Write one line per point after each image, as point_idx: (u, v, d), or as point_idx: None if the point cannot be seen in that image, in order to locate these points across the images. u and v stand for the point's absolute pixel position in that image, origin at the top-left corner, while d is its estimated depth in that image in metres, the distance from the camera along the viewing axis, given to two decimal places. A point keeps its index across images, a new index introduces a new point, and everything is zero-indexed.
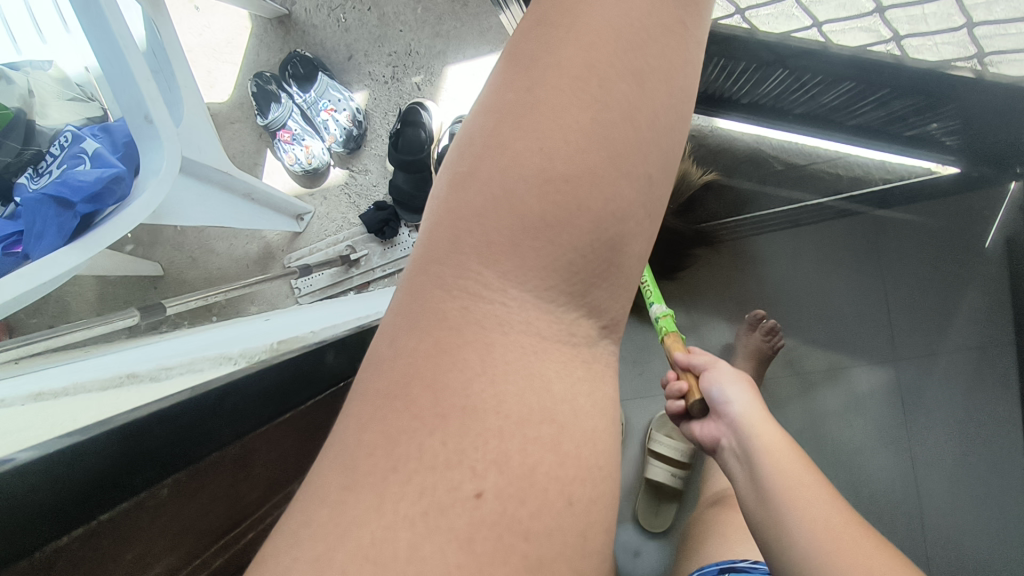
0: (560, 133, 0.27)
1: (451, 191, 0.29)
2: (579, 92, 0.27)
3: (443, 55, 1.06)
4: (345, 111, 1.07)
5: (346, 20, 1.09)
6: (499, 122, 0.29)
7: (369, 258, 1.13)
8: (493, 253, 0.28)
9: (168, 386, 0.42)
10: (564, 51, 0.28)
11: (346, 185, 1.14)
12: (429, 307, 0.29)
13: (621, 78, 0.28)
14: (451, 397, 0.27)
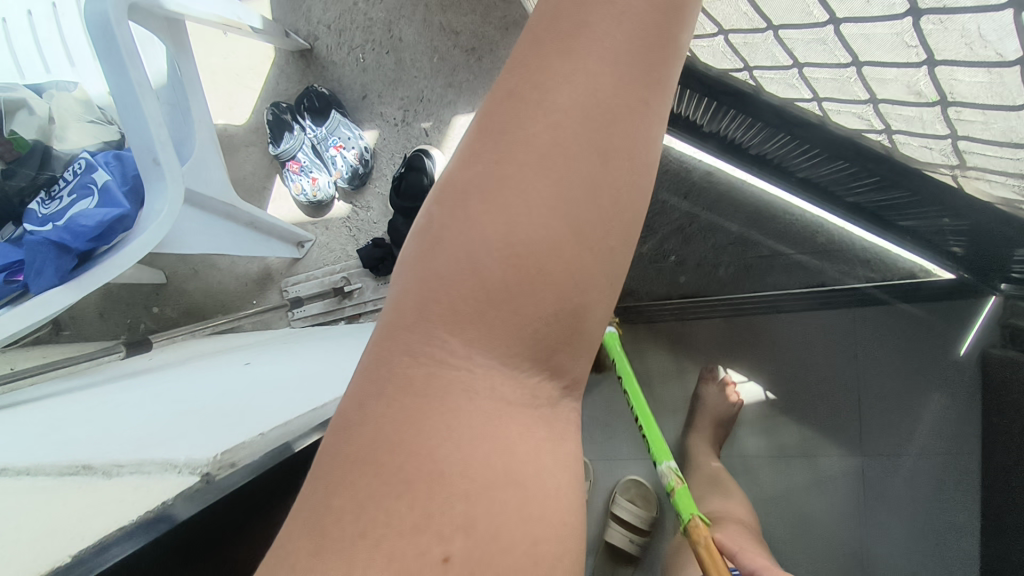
0: (523, 211, 0.27)
1: (417, 258, 0.29)
2: (543, 167, 0.27)
3: (453, 105, 1.10)
4: (353, 150, 1.11)
5: (365, 60, 1.14)
6: (467, 193, 0.29)
7: (363, 291, 1.15)
8: (458, 320, 0.28)
9: (107, 500, 0.36)
10: (534, 127, 0.28)
11: (348, 219, 1.17)
12: (390, 367, 0.29)
13: (586, 154, 0.28)
14: (418, 461, 0.26)
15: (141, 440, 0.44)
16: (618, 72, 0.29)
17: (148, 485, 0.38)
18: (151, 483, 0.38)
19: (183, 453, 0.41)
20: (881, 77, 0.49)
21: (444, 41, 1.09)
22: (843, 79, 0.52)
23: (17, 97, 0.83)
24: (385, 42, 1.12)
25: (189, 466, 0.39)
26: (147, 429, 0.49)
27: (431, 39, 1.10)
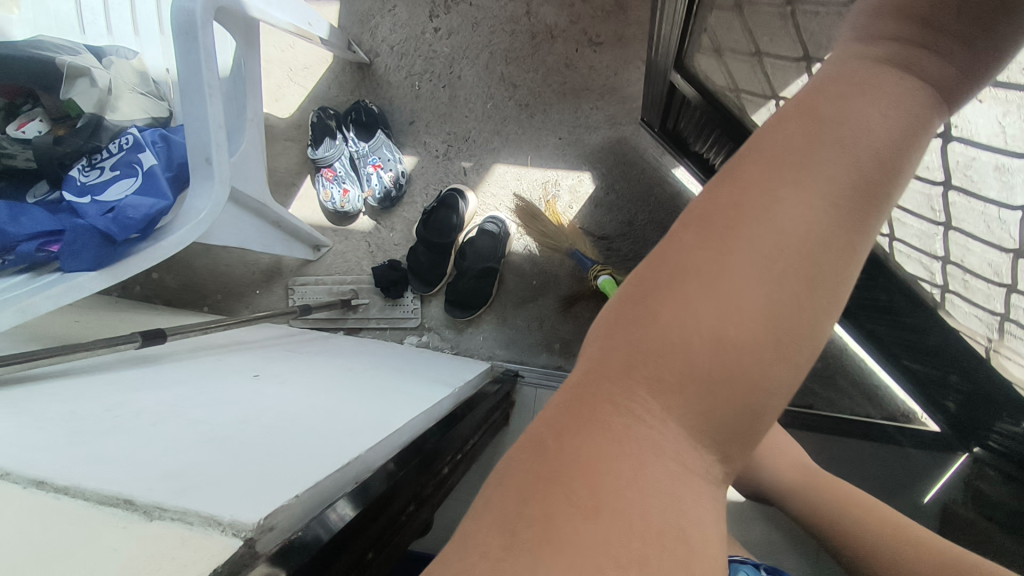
0: (736, 299, 0.27)
1: (621, 312, 0.30)
2: (757, 261, 0.27)
3: (497, 153, 1.14)
4: (389, 172, 1.13)
5: (420, 88, 1.17)
6: (680, 273, 0.29)
7: (368, 307, 1.18)
8: (654, 388, 0.28)
9: (153, 551, 0.37)
10: (754, 221, 0.28)
11: (368, 235, 1.19)
12: (577, 404, 0.29)
13: (805, 265, 0.27)
14: (609, 491, 0.26)
15: (185, 475, 0.45)
16: (851, 187, 0.28)
17: (198, 538, 0.38)
18: (200, 539, 0.38)
19: (233, 502, 0.41)
20: (965, 245, 0.53)
21: (501, 89, 1.14)
22: (927, 233, 0.57)
23: (82, 65, 0.82)
24: (444, 76, 1.16)
25: (238, 528, 0.38)
26: (194, 463, 0.47)
27: (489, 84, 1.14)
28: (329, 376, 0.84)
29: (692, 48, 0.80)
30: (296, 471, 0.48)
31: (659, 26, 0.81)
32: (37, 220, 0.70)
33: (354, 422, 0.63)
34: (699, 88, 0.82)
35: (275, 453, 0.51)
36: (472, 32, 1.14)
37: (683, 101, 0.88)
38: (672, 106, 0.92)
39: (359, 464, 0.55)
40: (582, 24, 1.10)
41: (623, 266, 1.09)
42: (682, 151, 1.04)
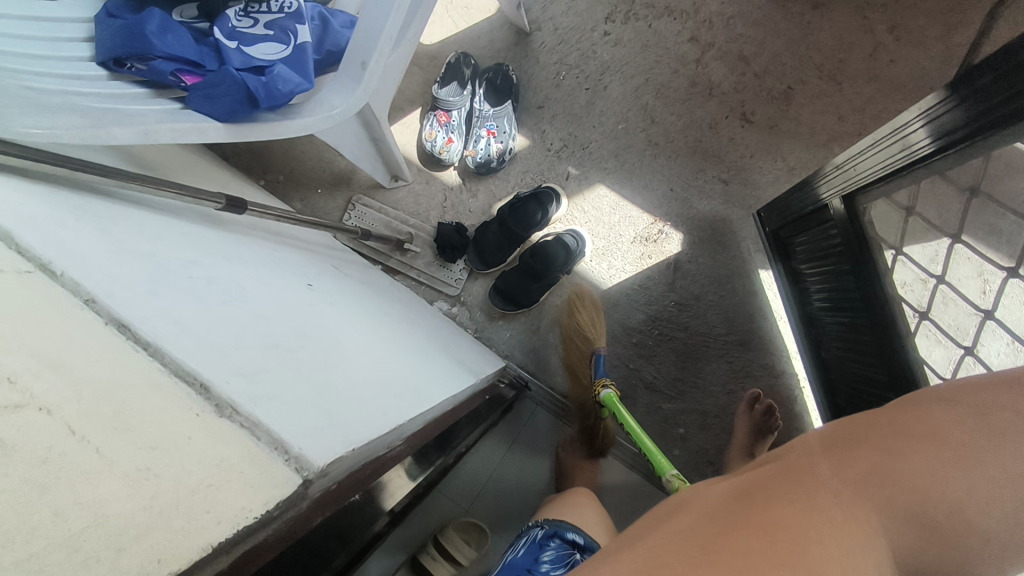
0: (940, 474, 0.40)
1: (850, 451, 0.43)
2: (990, 465, 0.41)
3: (605, 174, 1.14)
4: (500, 143, 1.12)
5: (563, 80, 1.16)
6: (896, 446, 0.43)
7: (416, 256, 1.16)
8: (861, 499, 0.39)
9: (227, 462, 0.34)
10: (957, 440, 0.43)
11: (450, 190, 1.18)
12: (792, 486, 0.41)
13: (992, 475, 0.41)
14: (803, 547, 0.35)
15: (262, 377, 0.42)
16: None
17: (262, 459, 0.34)
18: (264, 462, 0.34)
19: (304, 430, 0.38)
20: None
21: (638, 119, 1.14)
22: None
23: None
24: (592, 80, 1.15)
25: (304, 467, 0.35)
26: (268, 366, 0.45)
27: (630, 107, 1.14)
28: (372, 315, 0.82)
29: (861, 194, 0.77)
30: (355, 427, 0.46)
31: (848, 158, 0.76)
32: (183, 47, 0.68)
33: (402, 385, 0.62)
34: (850, 227, 0.79)
35: (336, 392, 0.49)
36: (638, 53, 1.15)
37: (825, 223, 0.86)
38: (808, 221, 0.90)
39: (394, 430, 0.54)
40: (743, 97, 1.11)
41: (671, 333, 1.09)
42: (778, 261, 1.03)
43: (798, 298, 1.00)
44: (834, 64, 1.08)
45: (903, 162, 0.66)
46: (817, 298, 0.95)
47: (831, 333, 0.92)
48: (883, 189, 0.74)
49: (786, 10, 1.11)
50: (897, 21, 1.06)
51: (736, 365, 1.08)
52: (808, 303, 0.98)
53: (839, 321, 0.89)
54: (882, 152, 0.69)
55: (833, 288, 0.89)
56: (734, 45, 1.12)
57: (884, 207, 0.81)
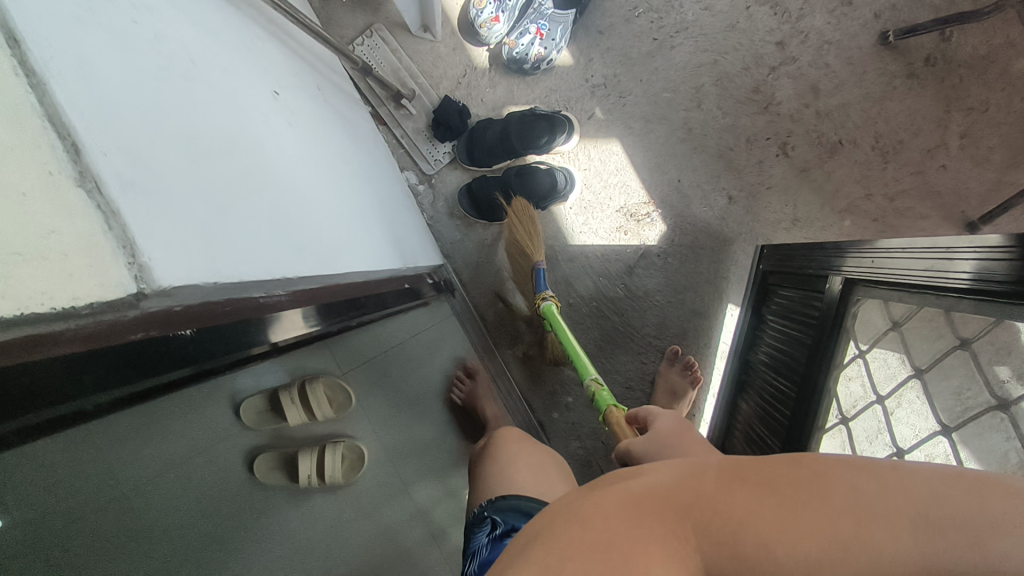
0: (765, 512, 0.33)
1: (708, 474, 0.37)
2: (838, 518, 0.32)
3: (626, 132, 1.08)
4: (542, 49, 1.04)
5: (636, 18, 1.08)
6: (749, 477, 0.36)
7: (408, 118, 1.11)
8: (679, 528, 0.33)
9: (53, 228, 0.30)
10: (818, 482, 0.35)
11: (472, 69, 1.10)
12: (632, 501, 0.35)
13: (829, 524, 0.32)
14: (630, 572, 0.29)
15: (159, 170, 0.38)
16: (904, 513, 0.32)
17: (102, 252, 0.31)
18: (102, 257, 0.31)
19: (165, 243, 0.35)
20: None
21: (685, 95, 1.07)
22: None
23: None
24: (663, 33, 1.07)
25: (146, 281, 0.33)
26: (178, 160, 0.41)
27: (684, 80, 1.07)
28: (331, 152, 0.78)
29: (856, 286, 0.73)
30: (236, 272, 0.43)
31: (879, 251, 0.66)
32: None
33: (317, 242, 0.60)
34: (833, 313, 0.77)
35: (235, 220, 0.46)
36: (721, 29, 1.06)
37: (813, 294, 0.83)
38: (799, 282, 0.87)
39: (278, 280, 0.51)
40: (795, 127, 1.05)
41: (605, 311, 1.09)
42: (753, 299, 1.02)
43: (753, 339, 1.01)
44: (894, 140, 1.03)
45: (927, 282, 0.59)
46: (767, 349, 0.95)
47: (761, 385, 0.94)
48: (876, 293, 0.69)
49: (882, 63, 1.03)
50: (971, 131, 1.01)
51: (646, 367, 1.09)
52: (755, 349, 0.99)
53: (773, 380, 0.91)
54: (914, 261, 0.61)
55: (784, 351, 0.89)
56: (814, 71, 1.04)
57: (870, 310, 0.74)
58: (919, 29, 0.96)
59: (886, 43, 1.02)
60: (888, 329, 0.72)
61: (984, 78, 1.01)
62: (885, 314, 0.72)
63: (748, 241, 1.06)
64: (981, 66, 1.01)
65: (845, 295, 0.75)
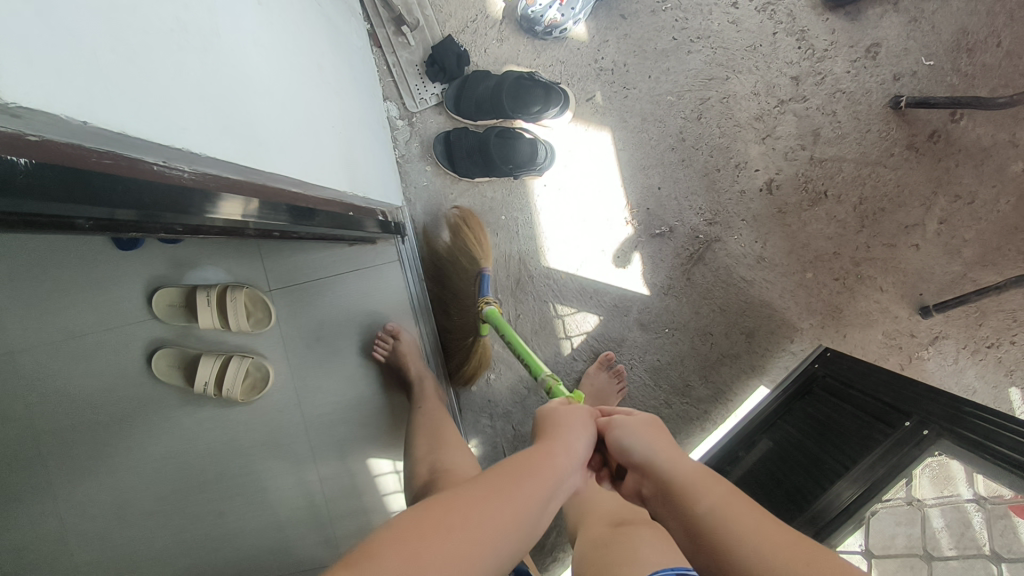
0: (538, 467, 0.54)
1: (498, 467, 0.53)
2: (559, 452, 0.58)
3: (621, 126, 1.05)
4: (558, 16, 0.98)
5: (661, 13, 1.04)
6: (515, 459, 0.55)
7: (405, 48, 1.06)
8: (478, 491, 0.48)
9: None
10: (550, 447, 0.58)
11: (483, 18, 1.05)
12: (470, 493, 0.48)
13: (556, 457, 0.57)
14: (458, 531, 0.43)
15: None
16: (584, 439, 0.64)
17: None
18: None
19: (36, 64, 0.30)
20: None
21: (688, 104, 1.04)
22: None
23: None
24: (683, 35, 1.04)
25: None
26: None
27: (692, 88, 1.04)
28: (303, 46, 0.72)
29: (944, 442, 0.65)
30: (135, 132, 0.38)
31: None
32: None
33: (250, 129, 0.55)
34: (893, 453, 0.67)
35: (156, 69, 0.41)
36: (741, 48, 1.03)
37: (877, 424, 0.74)
38: (864, 404, 0.79)
39: (180, 153, 0.45)
40: (787, 166, 1.03)
41: (551, 298, 1.07)
42: (788, 392, 0.96)
43: (770, 430, 0.92)
44: (876, 207, 1.01)
45: None
46: (785, 447, 0.86)
47: (764, 469, 0.87)
48: (971, 459, 0.62)
49: (886, 127, 1.01)
50: (951, 219, 1.00)
51: (575, 365, 1.07)
52: (773, 432, 0.91)
53: (782, 483, 0.81)
54: None
55: (812, 459, 0.80)
56: (820, 116, 1.02)
57: (944, 470, 0.75)
58: (932, 102, 0.94)
59: (896, 108, 1.00)
60: (964, 500, 0.72)
61: (979, 170, 0.99)
62: (968, 485, 0.72)
63: (711, 266, 1.04)
64: (980, 157, 0.99)
65: (923, 443, 0.66)
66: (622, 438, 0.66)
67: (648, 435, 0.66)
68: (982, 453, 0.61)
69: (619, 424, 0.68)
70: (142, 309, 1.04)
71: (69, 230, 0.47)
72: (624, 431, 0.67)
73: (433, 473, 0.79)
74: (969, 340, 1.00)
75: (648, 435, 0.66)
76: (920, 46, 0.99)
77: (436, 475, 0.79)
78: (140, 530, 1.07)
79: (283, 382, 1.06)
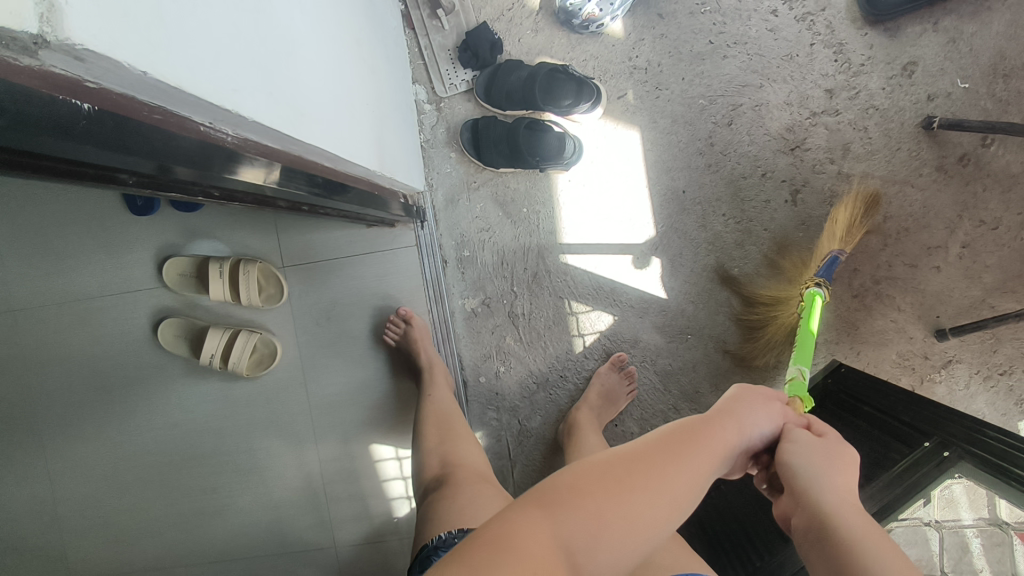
0: (706, 438, 0.51)
1: (667, 434, 0.50)
2: (726, 425, 0.53)
3: (651, 127, 1.04)
4: (597, 10, 0.97)
5: (701, 15, 1.03)
6: (682, 427, 0.52)
7: (439, 32, 1.04)
8: (643, 455, 0.47)
9: None
10: (719, 420, 0.54)
11: (519, 7, 1.04)
12: (633, 454, 0.47)
13: (727, 433, 0.53)
14: (619, 489, 0.44)
15: None
16: (751, 424, 0.56)
17: None
18: None
19: (106, 7, 0.29)
20: None
21: (720, 109, 1.03)
22: None
23: None
24: (720, 39, 1.03)
25: (53, 28, 0.26)
26: None
27: (724, 93, 1.03)
28: (343, 17, 0.71)
29: (965, 464, 0.65)
30: (192, 89, 0.37)
31: None
32: None
33: (293, 97, 0.53)
34: (910, 471, 0.66)
35: (215, 26, 0.40)
36: (777, 56, 1.02)
37: (894, 441, 0.73)
38: (882, 422, 0.78)
39: (228, 115, 0.44)
40: (814, 179, 1.02)
41: (568, 294, 1.06)
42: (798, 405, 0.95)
43: None
44: (900, 227, 1.01)
45: None
46: None
47: None
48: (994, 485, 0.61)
49: (916, 146, 1.00)
50: (975, 244, 0.99)
51: (586, 364, 1.06)
52: None
53: None
54: None
55: None
56: (850, 130, 1.01)
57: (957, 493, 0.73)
58: (966, 125, 0.94)
59: (928, 128, 0.99)
60: (969, 525, 0.72)
61: (1006, 197, 0.98)
62: (971, 510, 0.72)
63: (730, 274, 1.03)
64: (1008, 183, 0.98)
65: (943, 464, 0.65)
66: (794, 451, 0.55)
67: (830, 455, 0.55)
68: (1005, 480, 0.61)
69: (799, 438, 0.57)
70: (152, 276, 1.03)
71: (103, 184, 0.46)
72: (798, 446, 0.56)
73: (446, 468, 0.79)
74: (982, 366, 1.00)
75: (832, 462, 0.54)
76: (957, 68, 0.99)
77: (449, 470, 0.78)
78: (133, 499, 1.06)
79: (290, 360, 1.05)
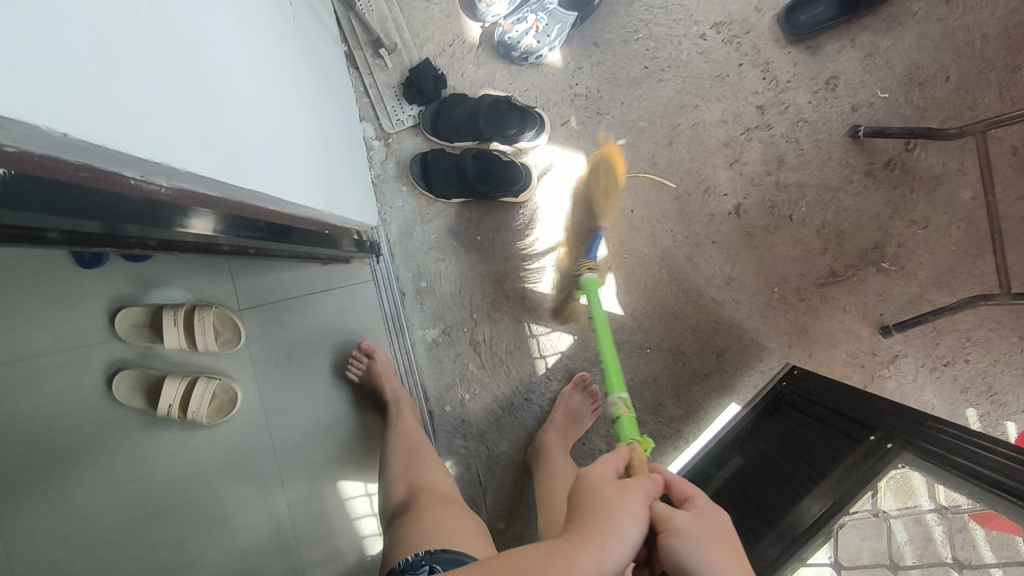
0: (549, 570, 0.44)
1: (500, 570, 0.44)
2: (577, 549, 0.47)
3: (595, 150, 1.07)
4: (535, 43, 1.02)
5: (634, 42, 1.07)
6: (522, 559, 0.45)
7: (383, 71, 1.07)
8: None
9: None
10: (569, 546, 0.47)
11: (460, 43, 1.07)
12: None
13: (578, 559, 0.46)
14: None
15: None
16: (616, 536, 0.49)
17: None
18: None
19: (18, 73, 0.29)
20: None
21: (659, 130, 1.07)
22: None
23: None
24: (654, 64, 1.07)
25: None
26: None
27: (663, 115, 1.07)
28: (281, 63, 0.72)
29: (906, 454, 0.67)
30: (116, 146, 0.38)
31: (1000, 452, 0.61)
32: None
33: (230, 145, 0.54)
34: (857, 467, 0.69)
35: (139, 83, 0.41)
36: (709, 77, 1.07)
37: (842, 438, 0.76)
38: (832, 420, 0.81)
39: (159, 167, 0.44)
40: (753, 191, 1.06)
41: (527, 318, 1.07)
42: (757, 411, 0.98)
43: (742, 448, 0.94)
44: (837, 231, 1.05)
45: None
46: (755, 463, 0.88)
47: (737, 486, 0.87)
48: (933, 471, 0.64)
49: (846, 155, 1.05)
50: (908, 243, 1.04)
51: (550, 385, 1.07)
52: (745, 450, 0.92)
53: (754, 497, 0.82)
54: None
55: (784, 475, 0.81)
56: (783, 143, 1.06)
57: (906, 481, 0.77)
58: (888, 132, 0.99)
59: (854, 137, 1.05)
60: (925, 509, 0.75)
61: (932, 197, 1.04)
62: (929, 497, 0.75)
63: (682, 287, 1.06)
64: (933, 184, 1.04)
65: (887, 457, 0.68)
66: (680, 549, 0.50)
67: (715, 546, 0.51)
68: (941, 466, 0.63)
69: (677, 530, 0.52)
70: (105, 329, 1.01)
71: (34, 243, 0.46)
72: (683, 540, 0.51)
73: (412, 493, 0.79)
74: (926, 359, 1.04)
75: (718, 547, 0.51)
76: (876, 80, 1.05)
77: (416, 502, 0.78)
78: (94, 560, 1.02)
79: (251, 404, 1.03)
